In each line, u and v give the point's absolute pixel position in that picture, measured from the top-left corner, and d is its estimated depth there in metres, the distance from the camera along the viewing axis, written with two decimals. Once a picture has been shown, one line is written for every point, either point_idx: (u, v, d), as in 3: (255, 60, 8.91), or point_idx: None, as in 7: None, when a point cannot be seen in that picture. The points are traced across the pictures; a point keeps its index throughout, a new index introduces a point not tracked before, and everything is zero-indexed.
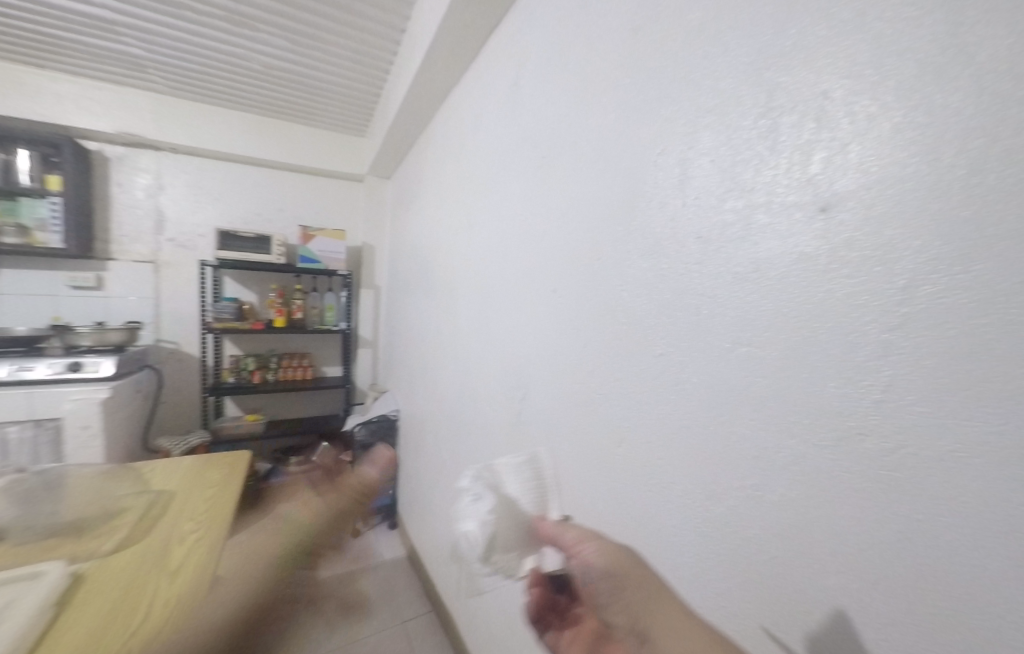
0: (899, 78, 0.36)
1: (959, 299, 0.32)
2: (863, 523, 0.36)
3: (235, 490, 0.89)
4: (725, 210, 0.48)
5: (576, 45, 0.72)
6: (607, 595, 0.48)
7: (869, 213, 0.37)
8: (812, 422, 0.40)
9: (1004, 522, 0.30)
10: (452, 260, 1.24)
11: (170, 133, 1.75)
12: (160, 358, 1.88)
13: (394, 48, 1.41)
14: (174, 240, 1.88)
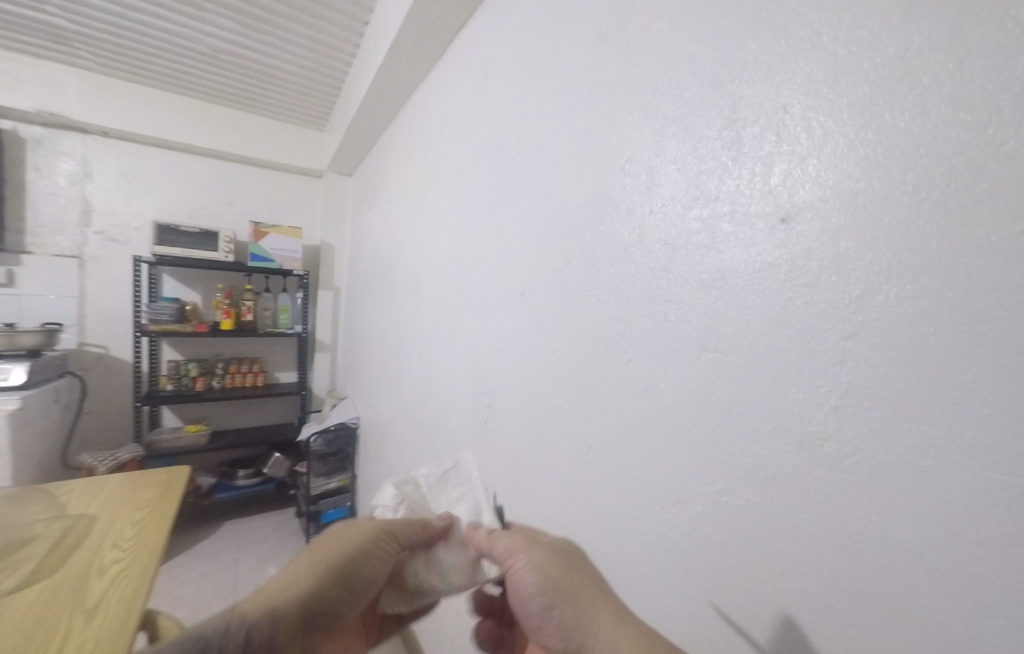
0: (852, 97, 0.37)
1: (907, 308, 0.34)
2: (823, 525, 0.38)
3: (171, 511, 0.81)
4: (691, 218, 0.49)
5: (544, 48, 0.72)
6: (545, 612, 0.44)
7: (826, 225, 0.38)
8: (775, 427, 0.41)
9: (949, 521, 0.31)
10: (416, 263, 1.20)
11: (101, 116, 1.59)
12: (84, 364, 1.70)
13: (355, 42, 1.36)
14: (104, 234, 1.71)
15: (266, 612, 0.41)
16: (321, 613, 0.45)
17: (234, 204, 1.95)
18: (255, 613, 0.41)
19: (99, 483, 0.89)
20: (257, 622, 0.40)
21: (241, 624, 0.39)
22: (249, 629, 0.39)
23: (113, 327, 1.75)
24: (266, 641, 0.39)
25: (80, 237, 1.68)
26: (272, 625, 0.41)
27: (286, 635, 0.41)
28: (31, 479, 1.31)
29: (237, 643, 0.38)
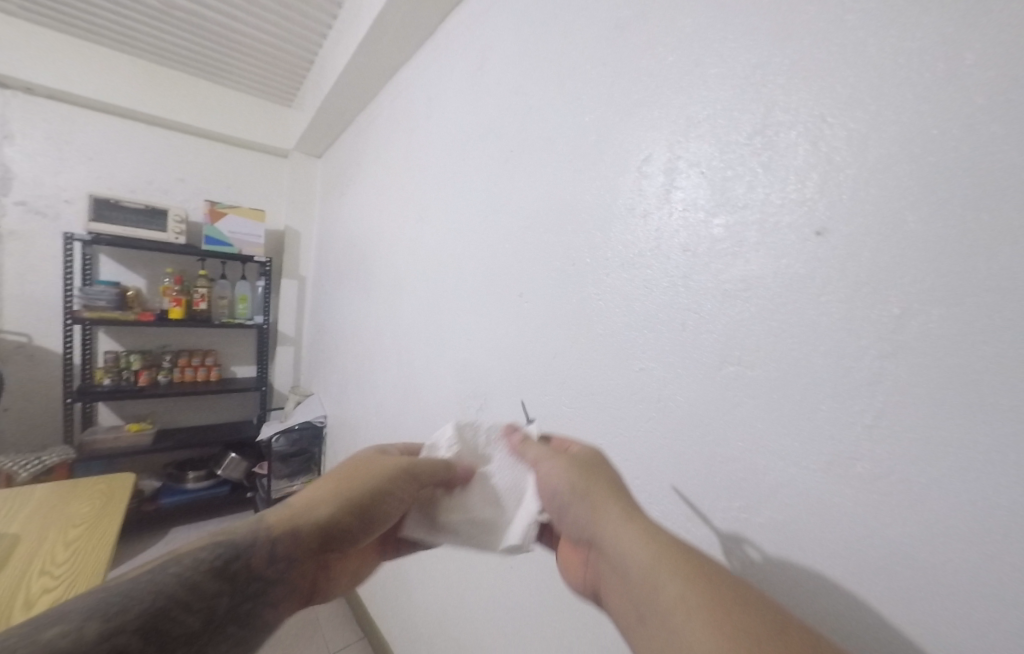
0: (898, 111, 0.36)
1: (950, 330, 0.33)
2: (853, 547, 0.37)
3: (113, 527, 0.71)
4: (715, 225, 0.47)
5: (553, 35, 0.67)
6: (567, 511, 0.45)
7: (864, 240, 0.37)
8: (802, 445, 0.40)
9: (989, 547, 0.31)
10: (396, 255, 1.13)
11: (25, 68, 1.38)
12: (1, 353, 1.49)
13: (331, 10, 1.25)
14: (26, 205, 1.50)
15: (288, 530, 0.43)
16: (338, 538, 0.46)
17: (186, 180, 1.77)
18: (279, 530, 0.43)
19: (22, 496, 0.77)
20: (279, 537, 0.42)
21: (266, 539, 0.41)
22: (273, 542, 0.41)
23: (38, 312, 1.54)
24: (288, 554, 0.42)
25: None
26: (293, 541, 0.43)
27: (305, 551, 0.43)
28: None
29: (263, 555, 0.40)
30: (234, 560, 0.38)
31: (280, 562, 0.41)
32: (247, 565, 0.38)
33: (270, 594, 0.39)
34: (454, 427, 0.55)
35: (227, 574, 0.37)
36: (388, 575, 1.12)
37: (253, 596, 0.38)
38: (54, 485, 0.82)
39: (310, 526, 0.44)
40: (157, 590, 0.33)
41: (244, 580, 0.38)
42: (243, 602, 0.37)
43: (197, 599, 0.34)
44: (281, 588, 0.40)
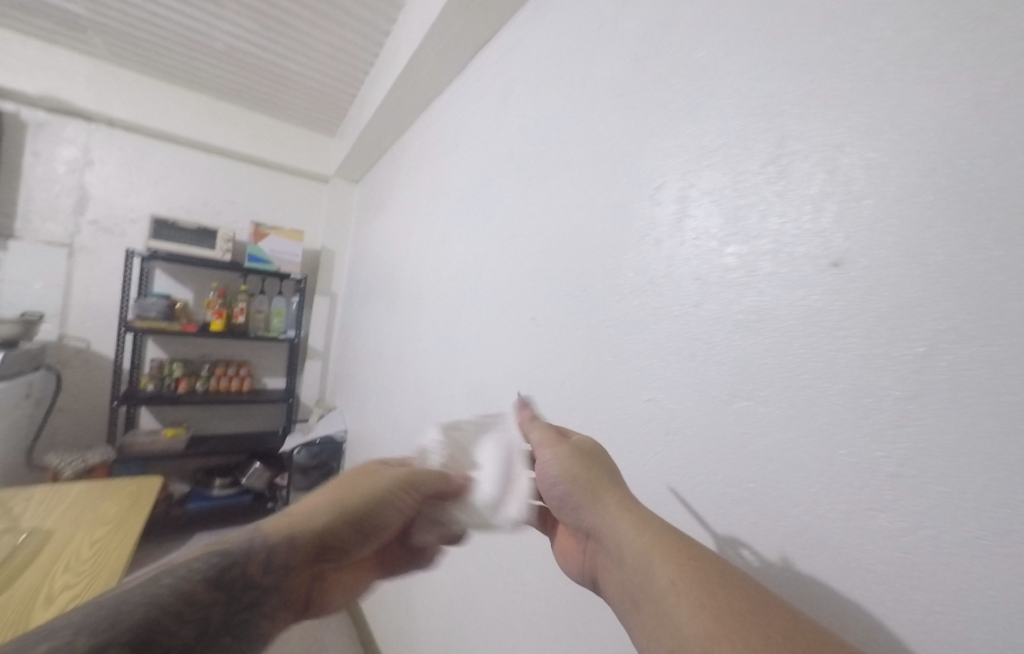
0: (919, 141, 0.34)
1: (982, 373, 0.30)
2: (875, 609, 0.33)
3: (135, 528, 0.74)
4: (726, 254, 0.45)
5: (572, 68, 0.70)
6: (563, 499, 0.44)
7: (884, 274, 0.35)
8: (819, 491, 0.37)
9: None
10: (420, 275, 1.17)
11: (108, 105, 1.56)
12: (62, 357, 1.62)
13: (373, 50, 1.35)
14: (97, 224, 1.66)
15: (285, 538, 0.47)
16: (333, 545, 0.51)
17: (236, 202, 1.92)
18: (276, 538, 0.47)
19: (60, 493, 0.82)
20: (276, 546, 0.46)
21: (263, 548, 0.45)
22: (269, 551, 0.45)
23: (98, 320, 1.68)
24: (282, 563, 0.46)
25: (72, 225, 1.62)
26: (289, 551, 0.47)
27: (301, 560, 0.48)
28: None
29: (257, 564, 0.44)
30: (229, 570, 0.41)
31: (276, 570, 0.45)
32: (243, 574, 0.42)
33: (263, 602, 0.43)
34: (443, 428, 0.54)
35: (222, 583, 0.40)
36: (396, 596, 1.11)
37: (247, 605, 0.42)
38: (89, 484, 0.87)
39: (306, 536, 0.49)
40: (152, 601, 0.36)
41: (238, 589, 0.41)
42: (237, 610, 0.41)
43: (193, 606, 0.37)
44: (274, 596, 0.45)
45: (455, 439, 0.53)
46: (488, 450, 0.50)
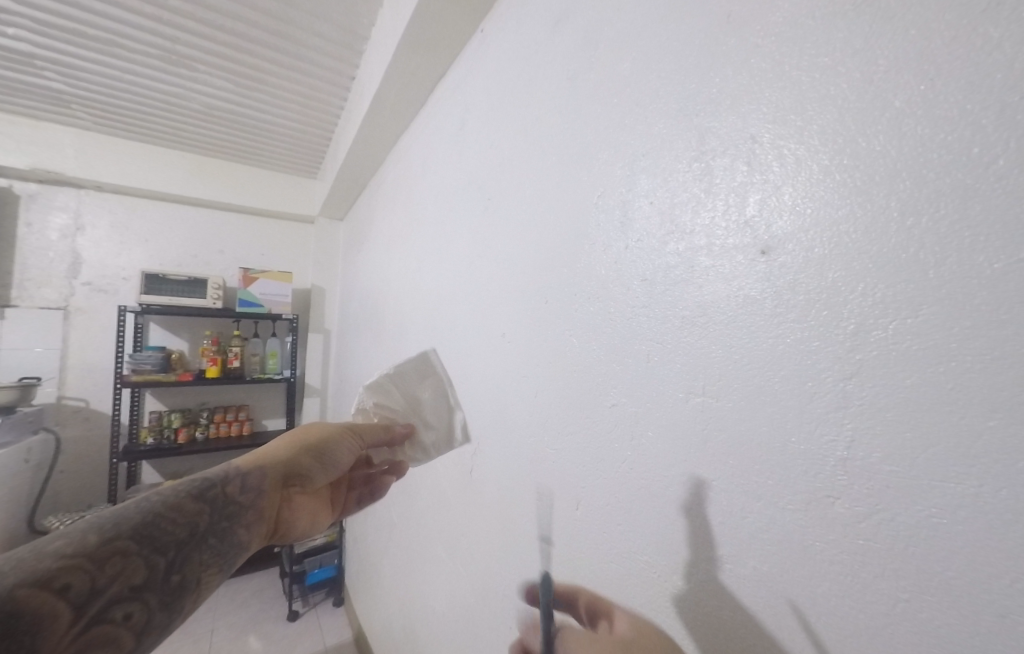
0: (822, 122, 0.34)
1: (910, 345, 0.28)
2: (844, 605, 0.31)
3: None
4: (667, 253, 0.45)
5: (516, 94, 0.72)
6: None
7: (809, 255, 0.34)
8: (778, 482, 0.34)
9: (996, 608, 0.25)
10: (401, 304, 1.19)
11: (94, 171, 1.62)
12: (61, 418, 1.65)
13: (342, 94, 1.41)
14: (91, 285, 1.71)
15: (256, 469, 0.51)
16: (297, 475, 0.55)
17: (225, 252, 1.97)
18: (247, 470, 0.51)
19: None
20: (248, 475, 0.50)
21: (236, 476, 0.49)
22: (243, 478, 0.49)
23: (96, 378, 1.72)
24: (257, 486, 0.50)
25: (66, 288, 1.68)
26: (261, 478, 0.51)
27: (271, 486, 0.52)
28: None
29: (234, 485, 0.48)
30: (209, 489, 0.45)
31: (252, 492, 0.49)
32: (221, 492, 0.46)
33: (242, 516, 0.47)
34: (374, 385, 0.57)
35: (204, 498, 0.44)
36: (404, 630, 1.08)
37: (228, 517, 0.45)
38: None
39: (273, 468, 0.53)
40: (145, 511, 0.40)
41: (219, 503, 0.45)
42: (220, 520, 0.44)
43: (180, 515, 0.42)
44: (250, 512, 0.48)
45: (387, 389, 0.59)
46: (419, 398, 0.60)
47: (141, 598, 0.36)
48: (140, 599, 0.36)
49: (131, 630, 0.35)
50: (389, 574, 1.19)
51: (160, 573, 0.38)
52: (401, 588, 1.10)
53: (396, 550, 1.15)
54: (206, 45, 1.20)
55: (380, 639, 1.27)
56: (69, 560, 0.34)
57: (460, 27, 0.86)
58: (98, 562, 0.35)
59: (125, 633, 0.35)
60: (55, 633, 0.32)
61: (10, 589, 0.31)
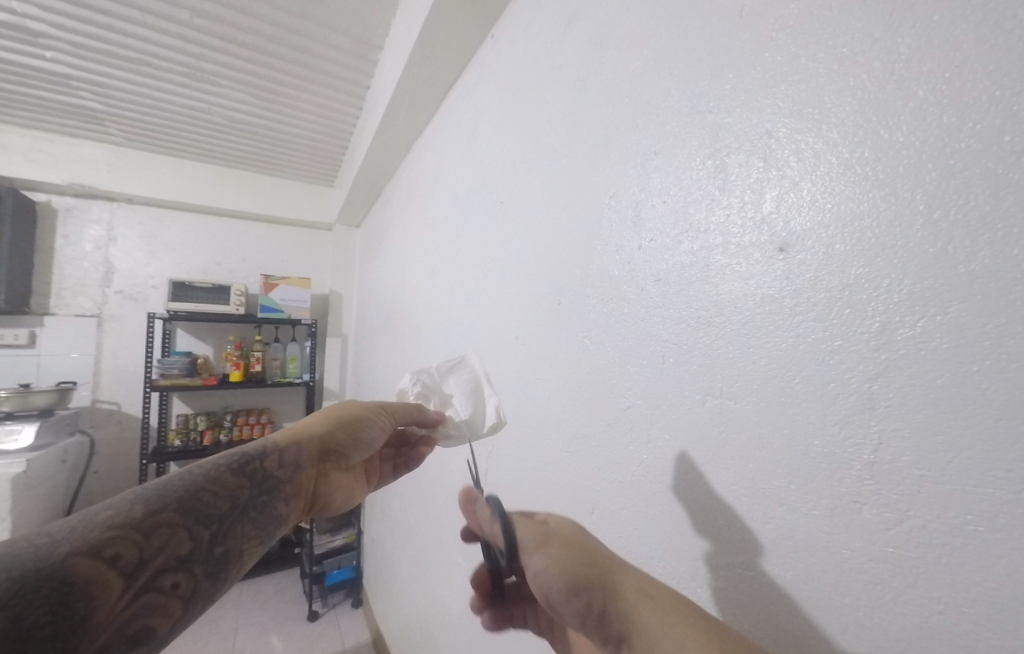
0: (841, 114, 0.33)
1: (941, 343, 0.27)
2: (871, 614, 0.29)
3: None
4: (681, 253, 0.44)
5: (527, 97, 0.73)
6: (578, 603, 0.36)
7: (831, 251, 0.32)
8: (799, 487, 0.33)
9: None
10: (416, 307, 1.21)
11: (125, 184, 1.70)
12: (95, 420, 1.72)
13: (358, 103, 1.44)
14: (122, 293, 1.79)
15: (293, 443, 0.51)
16: (333, 451, 0.54)
17: (247, 259, 2.04)
18: (284, 444, 0.50)
19: None
20: (285, 449, 0.49)
21: (275, 449, 0.49)
22: (281, 452, 0.49)
23: (128, 383, 1.79)
24: (294, 460, 0.49)
25: (100, 296, 1.76)
26: (298, 452, 0.50)
27: (308, 461, 0.51)
28: None
29: (273, 459, 0.48)
30: (248, 463, 0.45)
31: (290, 465, 0.48)
32: (261, 466, 0.46)
33: (281, 490, 0.47)
34: (415, 368, 0.56)
35: (244, 472, 0.44)
36: (420, 632, 1.09)
37: (268, 490, 0.45)
38: None
39: (309, 444, 0.52)
40: (189, 483, 0.40)
41: (259, 477, 0.45)
42: (260, 493, 0.44)
43: (222, 488, 0.42)
44: (289, 487, 0.47)
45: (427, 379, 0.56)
46: (452, 385, 0.55)
47: (187, 569, 0.37)
48: (186, 570, 0.37)
49: (179, 598, 0.36)
50: (406, 575, 1.20)
51: (205, 545, 0.38)
52: (418, 589, 1.11)
53: (413, 552, 1.16)
54: (229, 61, 1.24)
55: (398, 640, 1.28)
56: (118, 530, 0.35)
57: (471, 33, 0.87)
58: (146, 532, 0.36)
59: (174, 602, 0.36)
60: (108, 600, 0.33)
61: (64, 557, 0.32)
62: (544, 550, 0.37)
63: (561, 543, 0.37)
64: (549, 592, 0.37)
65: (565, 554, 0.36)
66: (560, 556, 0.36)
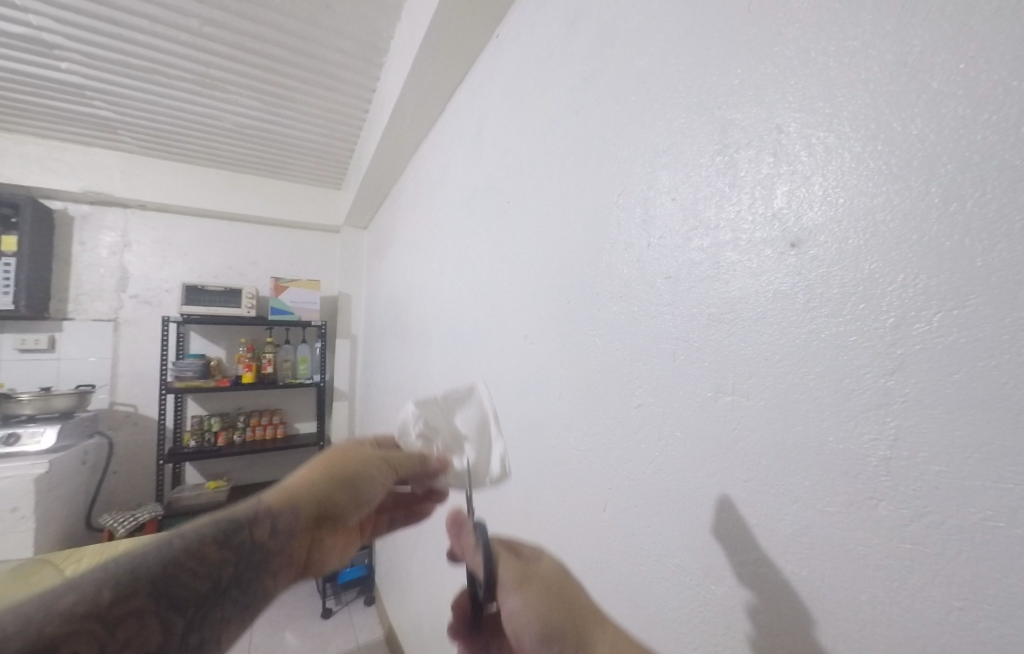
0: (852, 109, 0.32)
1: (957, 338, 0.27)
2: (887, 611, 0.29)
3: None
4: (691, 250, 0.44)
5: (533, 97, 0.73)
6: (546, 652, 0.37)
7: (843, 246, 0.32)
8: (814, 483, 0.33)
9: None
10: (424, 307, 1.22)
11: (138, 190, 1.73)
12: (114, 422, 1.76)
13: (364, 106, 1.45)
14: (137, 297, 1.83)
15: (288, 506, 0.47)
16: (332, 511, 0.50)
17: (257, 262, 2.06)
18: (278, 507, 0.47)
19: (106, 551, 0.97)
20: (279, 513, 0.46)
21: (266, 515, 0.45)
22: (274, 518, 0.45)
23: (144, 385, 1.83)
24: (288, 528, 0.45)
25: (116, 301, 1.80)
26: (293, 517, 0.47)
27: (304, 526, 0.47)
28: (55, 542, 1.32)
29: (264, 527, 0.44)
30: (236, 532, 0.41)
31: (283, 533, 0.45)
32: (250, 536, 0.42)
33: (272, 562, 0.43)
34: (418, 401, 0.53)
35: (230, 544, 0.40)
36: (433, 628, 1.10)
37: (257, 564, 0.41)
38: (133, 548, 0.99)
39: (306, 504, 0.48)
40: (164, 560, 0.37)
41: (247, 549, 0.41)
42: (247, 569, 0.40)
43: (203, 565, 0.38)
44: (281, 558, 0.44)
45: (430, 410, 0.53)
46: (459, 426, 0.53)
47: None
48: None
49: None
50: (418, 573, 1.22)
51: (177, 637, 0.35)
52: (430, 586, 1.12)
53: (424, 549, 1.17)
54: (238, 68, 1.26)
55: (410, 637, 1.29)
56: (80, 623, 0.31)
57: (476, 33, 0.87)
58: (110, 625, 0.32)
59: None
60: None
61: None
62: (522, 589, 0.39)
63: (538, 585, 0.39)
64: (522, 635, 0.38)
65: (543, 596, 0.38)
66: (538, 598, 0.38)
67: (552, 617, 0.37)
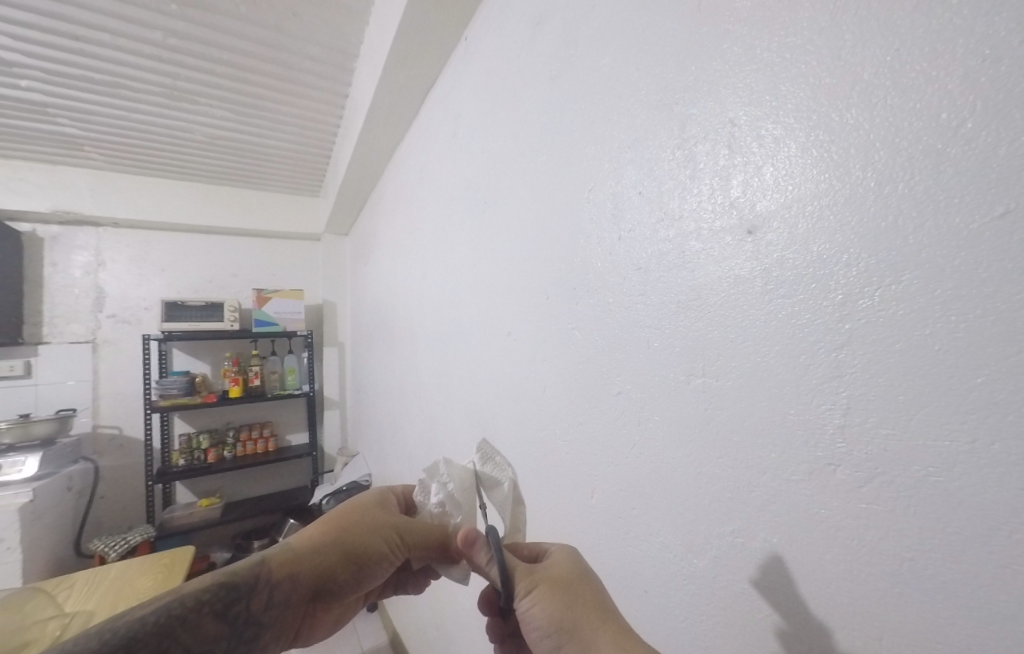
0: (796, 99, 0.34)
1: (897, 310, 0.29)
2: (852, 567, 0.31)
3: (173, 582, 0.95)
4: (659, 240, 0.45)
5: (503, 94, 0.74)
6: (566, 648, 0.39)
7: (793, 232, 0.34)
8: (779, 455, 0.35)
9: (998, 551, 0.25)
10: (409, 309, 1.23)
11: (111, 207, 1.70)
12: (98, 446, 1.73)
13: (337, 112, 1.44)
14: (116, 316, 1.80)
15: (289, 575, 0.48)
16: (331, 585, 0.50)
17: (238, 274, 2.05)
18: (279, 575, 0.47)
19: (99, 576, 0.96)
20: (278, 584, 0.46)
21: (267, 583, 0.46)
22: (273, 588, 0.46)
23: (128, 406, 1.80)
24: (284, 600, 0.46)
25: (93, 322, 1.76)
26: (290, 588, 0.47)
27: (300, 598, 0.48)
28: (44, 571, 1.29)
29: (261, 599, 0.45)
30: (235, 603, 0.43)
31: (278, 606, 0.46)
32: (246, 608, 0.43)
33: (262, 637, 0.44)
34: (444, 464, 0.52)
35: (227, 617, 0.42)
36: (437, 626, 1.11)
37: (248, 640, 0.43)
38: (125, 570, 0.98)
39: (306, 574, 0.49)
40: (162, 632, 0.38)
41: (241, 623, 0.43)
42: (237, 645, 0.42)
43: (198, 639, 0.40)
44: (272, 631, 0.45)
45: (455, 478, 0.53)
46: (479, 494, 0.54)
47: None
48: None
49: None
50: None
51: None
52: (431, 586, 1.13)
53: None
54: (203, 78, 1.24)
55: (415, 639, 1.30)
56: None
57: (442, 36, 0.88)
58: None
59: None
60: None
61: None
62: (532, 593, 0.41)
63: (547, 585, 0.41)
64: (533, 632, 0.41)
65: (552, 599, 0.41)
66: (546, 599, 0.41)
67: (560, 618, 0.39)
